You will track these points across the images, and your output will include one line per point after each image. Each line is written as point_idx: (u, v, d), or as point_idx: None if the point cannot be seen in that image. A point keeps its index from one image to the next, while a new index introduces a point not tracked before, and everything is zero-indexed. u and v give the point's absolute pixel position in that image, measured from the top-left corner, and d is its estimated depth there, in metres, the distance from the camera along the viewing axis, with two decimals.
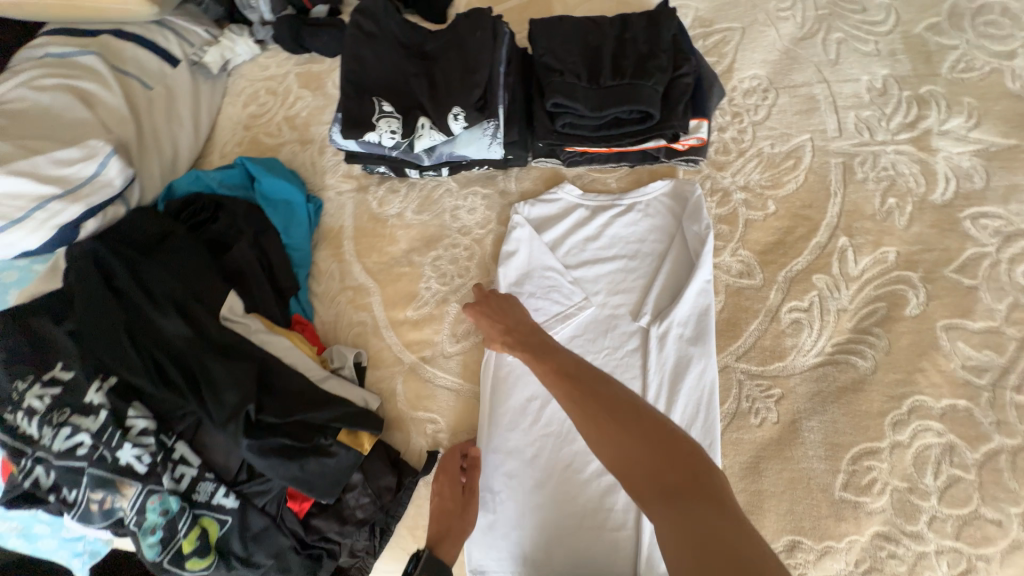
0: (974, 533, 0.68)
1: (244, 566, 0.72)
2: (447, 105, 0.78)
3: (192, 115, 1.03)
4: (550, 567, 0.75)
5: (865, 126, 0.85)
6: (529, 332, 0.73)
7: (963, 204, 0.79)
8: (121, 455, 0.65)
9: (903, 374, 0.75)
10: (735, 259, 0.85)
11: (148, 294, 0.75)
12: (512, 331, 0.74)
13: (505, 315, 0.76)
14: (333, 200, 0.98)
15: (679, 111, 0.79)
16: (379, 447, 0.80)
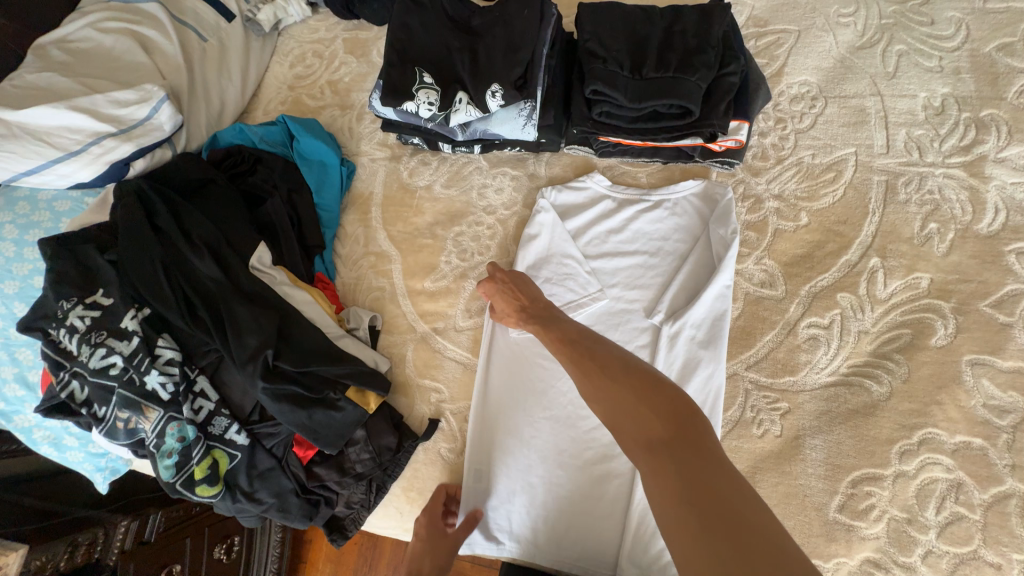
0: (970, 573, 0.67)
1: (248, 501, 0.76)
2: (487, 81, 0.78)
3: (241, 70, 1.06)
4: (534, 543, 0.78)
5: (915, 146, 0.82)
6: (538, 302, 0.74)
7: (1010, 237, 0.75)
8: (148, 380, 0.70)
9: (918, 405, 0.73)
10: (758, 268, 0.83)
11: (185, 235, 0.79)
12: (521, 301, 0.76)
13: (515, 286, 0.77)
14: (366, 166, 1.01)
15: (720, 110, 0.78)
16: (384, 409, 0.83)
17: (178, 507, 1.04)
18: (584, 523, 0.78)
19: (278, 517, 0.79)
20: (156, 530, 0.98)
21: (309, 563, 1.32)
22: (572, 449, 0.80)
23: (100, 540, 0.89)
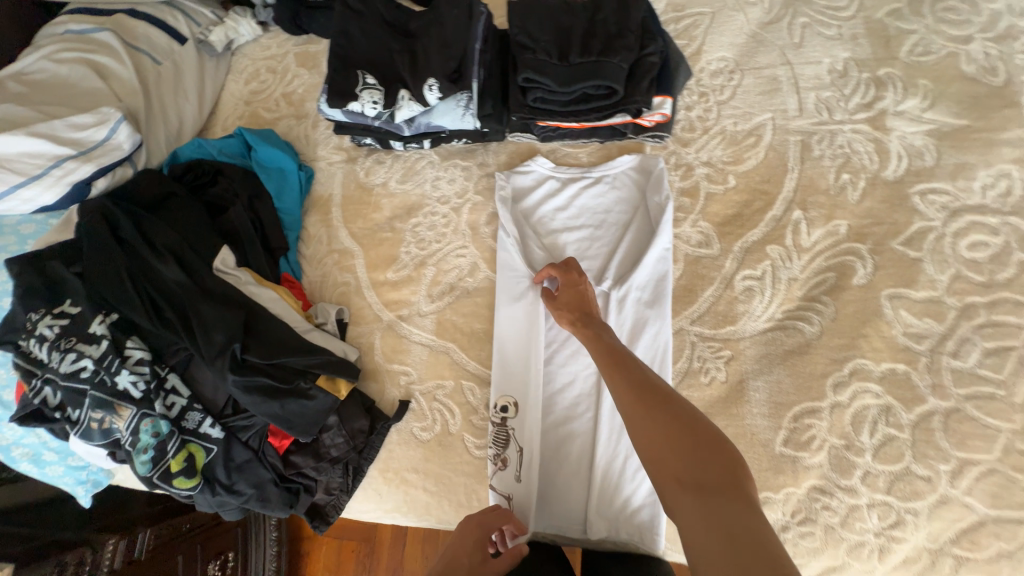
0: (905, 488, 0.72)
1: (227, 492, 0.80)
2: (424, 77, 0.84)
3: (197, 89, 1.11)
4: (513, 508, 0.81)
5: (825, 107, 0.89)
6: (590, 314, 0.73)
7: (913, 180, 0.83)
8: (119, 380, 0.73)
9: (846, 339, 0.79)
10: (694, 230, 0.89)
11: (149, 244, 0.83)
12: (573, 308, 0.75)
13: (575, 292, 0.78)
14: (324, 170, 1.05)
15: (642, 87, 0.84)
16: (355, 395, 0.87)
17: (167, 524, 1.05)
18: (557, 485, 0.82)
19: (259, 507, 0.82)
20: (147, 545, 0.99)
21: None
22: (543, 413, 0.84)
23: (87, 560, 0.90)
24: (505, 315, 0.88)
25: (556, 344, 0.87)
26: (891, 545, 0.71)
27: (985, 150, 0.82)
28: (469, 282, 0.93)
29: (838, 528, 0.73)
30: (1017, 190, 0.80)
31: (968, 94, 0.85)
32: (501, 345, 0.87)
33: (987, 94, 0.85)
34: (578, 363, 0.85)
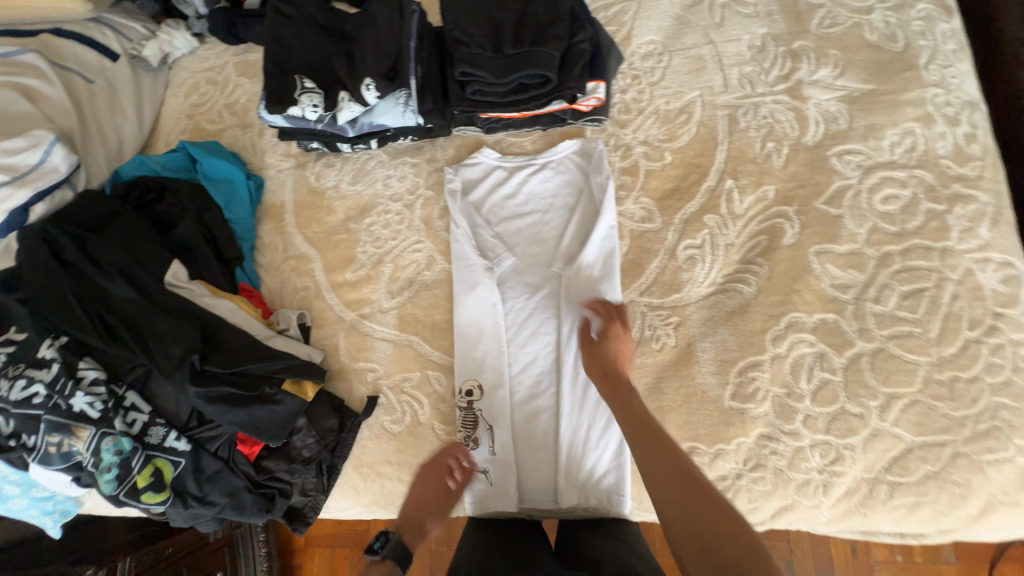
0: (841, 426, 0.78)
1: (200, 504, 0.80)
2: (361, 77, 0.86)
3: (135, 106, 1.09)
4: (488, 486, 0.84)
5: (747, 81, 0.95)
6: (620, 374, 0.76)
7: (831, 143, 0.89)
8: (75, 402, 0.73)
9: (781, 296, 0.84)
10: (637, 206, 0.93)
11: (96, 264, 0.83)
12: (601, 365, 0.78)
13: (609, 347, 0.78)
14: (274, 177, 1.05)
15: (575, 73, 0.88)
16: (323, 396, 0.88)
17: (148, 550, 1.03)
18: (528, 463, 0.85)
19: (234, 515, 0.83)
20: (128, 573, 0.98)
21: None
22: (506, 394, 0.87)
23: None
24: (462, 304, 0.91)
25: (514, 327, 0.90)
26: (833, 480, 0.77)
27: (890, 111, 0.89)
28: (427, 275, 0.95)
29: (786, 470, 0.79)
30: (921, 146, 0.87)
31: (873, 60, 0.92)
32: (459, 334, 0.90)
33: (889, 60, 0.92)
34: (536, 343, 0.89)
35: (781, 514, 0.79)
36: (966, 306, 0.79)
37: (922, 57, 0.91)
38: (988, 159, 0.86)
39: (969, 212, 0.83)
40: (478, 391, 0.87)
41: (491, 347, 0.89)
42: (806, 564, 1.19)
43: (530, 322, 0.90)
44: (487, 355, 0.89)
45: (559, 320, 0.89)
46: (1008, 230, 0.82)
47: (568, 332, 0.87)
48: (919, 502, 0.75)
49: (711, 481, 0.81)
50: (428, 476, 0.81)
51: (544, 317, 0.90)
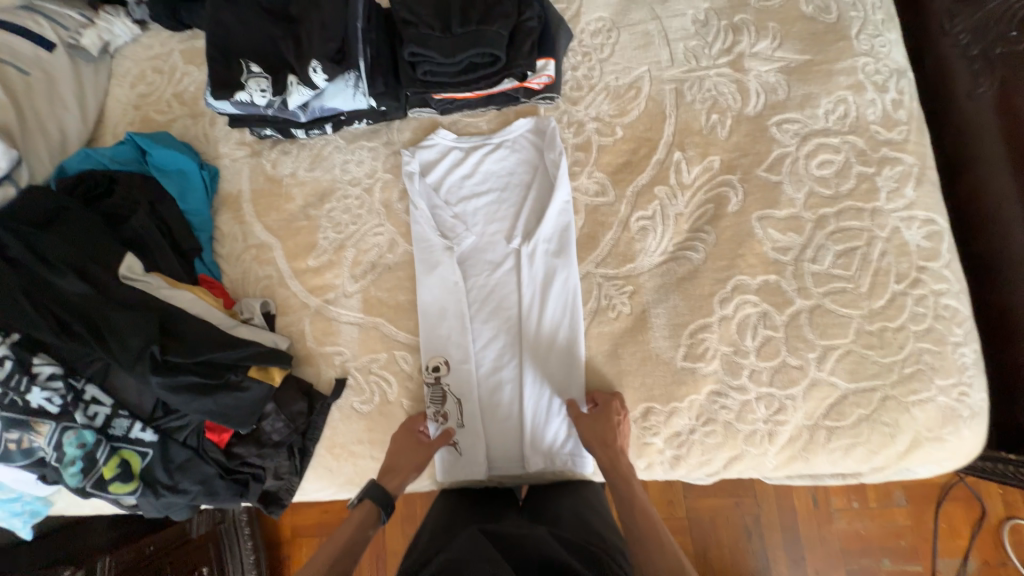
0: (784, 378, 0.84)
1: (171, 492, 0.81)
2: (307, 59, 0.85)
3: (76, 98, 1.05)
4: (458, 456, 0.88)
5: (692, 55, 0.98)
6: (617, 449, 0.79)
7: (771, 113, 0.94)
8: (31, 398, 0.74)
9: (727, 261, 0.89)
10: (591, 180, 0.96)
11: (44, 261, 0.82)
12: (596, 435, 0.81)
13: (613, 419, 0.82)
14: (229, 167, 1.04)
15: (524, 51, 0.89)
16: (291, 380, 0.89)
17: (132, 547, 1.03)
18: (495, 433, 0.89)
19: (208, 502, 0.84)
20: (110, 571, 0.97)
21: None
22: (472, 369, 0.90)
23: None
24: (425, 283, 0.93)
25: (477, 304, 0.93)
26: (778, 428, 0.83)
27: (824, 80, 0.94)
28: (389, 258, 0.97)
29: (734, 422, 0.84)
30: (853, 113, 0.92)
31: (808, 32, 0.96)
32: (423, 313, 0.92)
33: (824, 31, 0.96)
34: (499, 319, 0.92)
35: (732, 464, 0.85)
36: (893, 261, 0.86)
37: (854, 27, 0.96)
38: (913, 123, 0.91)
39: (896, 173, 0.89)
40: (443, 367, 0.89)
41: (455, 323, 0.91)
42: (771, 517, 1.27)
43: (493, 298, 0.93)
44: (452, 332, 0.91)
45: (520, 295, 0.92)
46: (931, 188, 0.88)
47: (528, 306, 0.90)
48: (854, 443, 0.82)
49: (667, 437, 0.85)
50: (401, 433, 0.86)
51: (506, 292, 0.93)
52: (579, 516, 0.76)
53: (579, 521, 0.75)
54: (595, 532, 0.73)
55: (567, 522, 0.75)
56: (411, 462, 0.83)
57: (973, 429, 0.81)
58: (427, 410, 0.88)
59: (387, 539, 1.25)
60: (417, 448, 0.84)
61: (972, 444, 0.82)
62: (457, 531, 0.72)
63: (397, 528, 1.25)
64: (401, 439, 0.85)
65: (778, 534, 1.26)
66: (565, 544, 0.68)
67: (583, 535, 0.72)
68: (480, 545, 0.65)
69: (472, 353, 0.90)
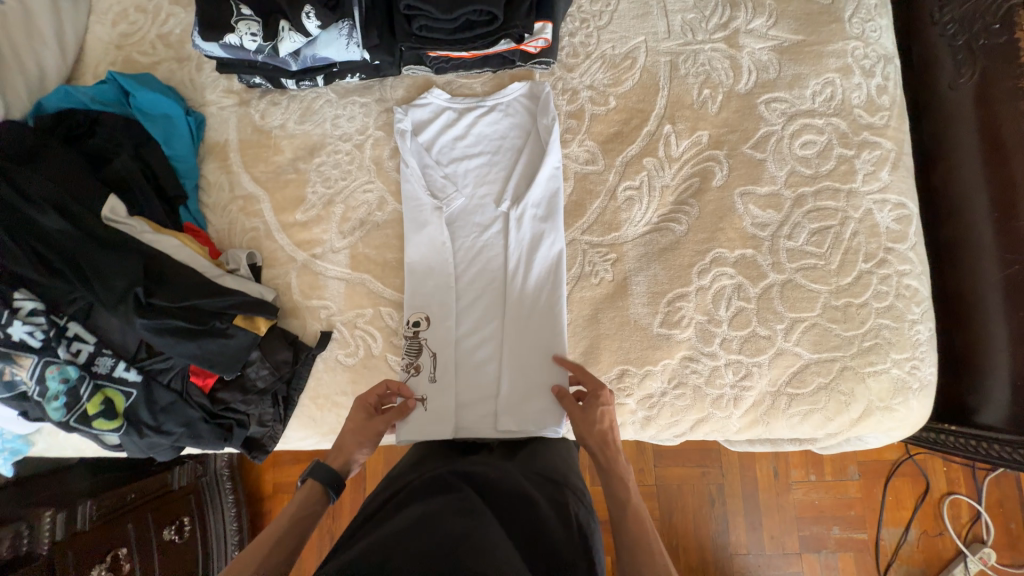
0: (752, 346, 0.88)
1: (155, 432, 0.84)
2: (300, 4, 0.83)
3: (54, 32, 1.01)
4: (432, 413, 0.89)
5: (689, 28, 0.99)
6: (608, 444, 0.76)
7: (761, 91, 0.95)
8: (13, 331, 0.76)
9: (707, 234, 0.92)
10: (582, 148, 0.97)
11: (23, 197, 0.80)
12: (588, 427, 0.78)
13: (601, 412, 0.78)
14: (216, 115, 1.02)
15: (522, 12, 0.88)
16: (277, 330, 0.90)
17: (114, 493, 1.04)
18: (467, 392, 0.91)
19: (192, 444, 0.86)
20: (90, 517, 0.98)
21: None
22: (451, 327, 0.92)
23: (25, 535, 0.88)
24: (412, 240, 0.94)
25: (461, 265, 0.95)
26: (743, 393, 0.88)
27: (815, 62, 0.95)
28: (378, 216, 0.97)
29: (703, 387, 0.89)
30: (839, 95, 0.94)
31: (804, 12, 0.98)
32: (409, 269, 0.93)
33: (818, 12, 0.97)
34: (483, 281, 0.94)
35: (698, 426, 0.90)
36: (863, 241, 0.90)
37: (847, 10, 0.97)
38: (895, 109, 0.94)
39: (874, 156, 0.92)
40: (424, 321, 0.92)
41: (439, 282, 0.93)
42: (734, 486, 1.34)
43: (478, 260, 0.95)
44: (436, 291, 0.93)
45: (505, 259, 0.94)
46: (905, 173, 0.92)
47: (513, 270, 0.92)
48: (811, 409, 0.88)
49: (639, 399, 0.90)
50: (355, 407, 0.83)
51: (491, 257, 0.95)
52: (536, 450, 0.82)
53: (537, 456, 0.80)
54: (554, 466, 0.78)
55: (524, 453, 0.81)
56: (357, 440, 0.79)
57: (920, 401, 0.88)
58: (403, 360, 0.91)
59: (367, 475, 1.33)
60: (369, 422, 0.81)
61: (918, 414, 0.88)
62: (425, 472, 0.73)
63: (381, 464, 1.33)
64: (355, 415, 0.82)
65: (739, 501, 1.34)
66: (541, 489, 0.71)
67: (542, 469, 0.76)
68: (452, 488, 0.66)
69: (453, 312, 0.93)
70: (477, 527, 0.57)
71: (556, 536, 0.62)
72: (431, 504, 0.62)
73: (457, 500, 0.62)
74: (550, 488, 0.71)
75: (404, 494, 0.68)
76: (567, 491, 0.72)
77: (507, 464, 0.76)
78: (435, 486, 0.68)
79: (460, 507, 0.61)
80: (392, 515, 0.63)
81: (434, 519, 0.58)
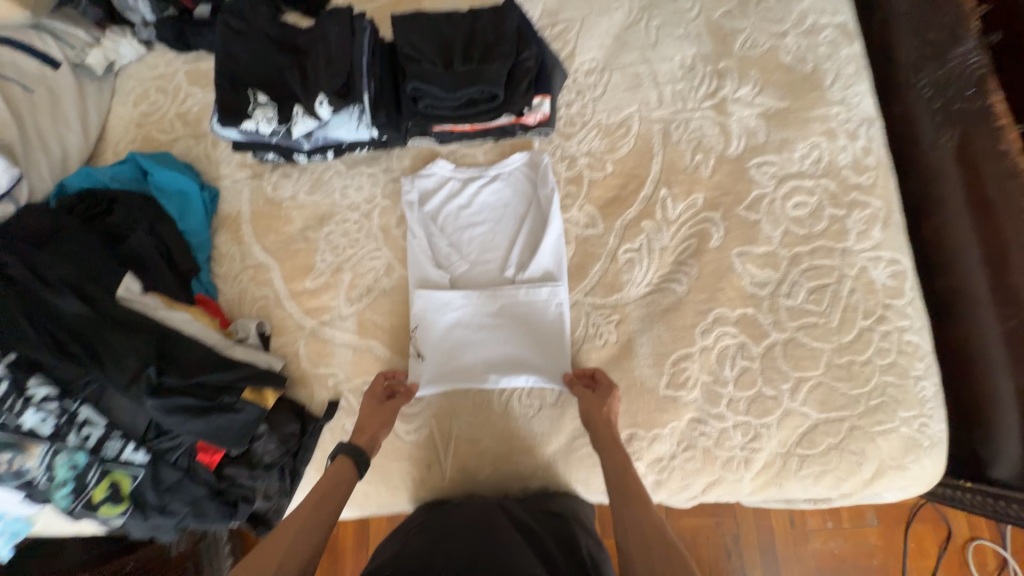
0: (759, 407, 0.89)
1: (161, 514, 0.83)
2: (314, 92, 0.89)
3: (79, 114, 1.07)
4: (442, 377, 0.93)
5: (679, 98, 1.05)
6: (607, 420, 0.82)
7: (750, 155, 1.00)
8: (26, 420, 0.77)
9: (708, 294, 0.94)
10: (581, 213, 1.01)
11: (42, 279, 0.83)
12: (593, 408, 0.84)
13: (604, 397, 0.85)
14: (229, 188, 1.07)
15: (521, 89, 0.94)
16: (284, 401, 0.91)
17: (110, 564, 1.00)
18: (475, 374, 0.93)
19: (197, 522, 0.85)
20: None
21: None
22: (466, 387, 0.93)
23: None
24: (419, 313, 0.95)
25: (471, 327, 0.96)
26: (753, 455, 0.88)
27: (801, 127, 1.00)
28: (385, 282, 0.99)
29: (712, 448, 0.88)
30: (826, 158, 0.99)
31: (787, 80, 1.03)
32: (418, 342, 0.94)
33: (800, 80, 1.03)
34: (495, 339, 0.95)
35: (710, 488, 0.89)
36: (861, 299, 0.92)
37: (827, 78, 1.03)
38: (881, 170, 0.98)
39: (864, 216, 0.95)
40: (439, 386, 0.92)
41: (450, 346, 0.94)
42: (750, 535, 1.31)
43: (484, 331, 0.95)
44: (445, 360, 0.94)
45: (512, 332, 0.95)
46: (896, 231, 0.95)
47: (521, 342, 0.94)
48: (823, 470, 0.87)
49: (649, 462, 0.89)
50: (368, 398, 0.88)
51: (499, 328, 0.95)
52: (541, 496, 0.88)
53: (545, 497, 0.88)
54: (562, 505, 0.85)
55: (532, 497, 0.88)
56: (380, 421, 0.85)
57: (933, 459, 0.87)
58: (425, 340, 0.95)
59: (373, 528, 1.30)
60: (384, 408, 0.87)
61: (932, 472, 0.87)
62: (440, 508, 0.82)
63: (384, 521, 1.30)
64: (371, 402, 0.88)
65: (756, 552, 1.30)
66: (549, 525, 0.78)
67: (549, 506, 0.84)
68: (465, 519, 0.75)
69: (467, 373, 0.93)
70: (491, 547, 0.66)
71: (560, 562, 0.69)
72: (444, 537, 0.70)
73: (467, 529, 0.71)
74: (560, 526, 0.78)
75: (422, 528, 0.76)
76: (573, 526, 0.79)
77: (516, 503, 0.83)
78: (447, 521, 0.75)
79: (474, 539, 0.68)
80: (410, 543, 0.72)
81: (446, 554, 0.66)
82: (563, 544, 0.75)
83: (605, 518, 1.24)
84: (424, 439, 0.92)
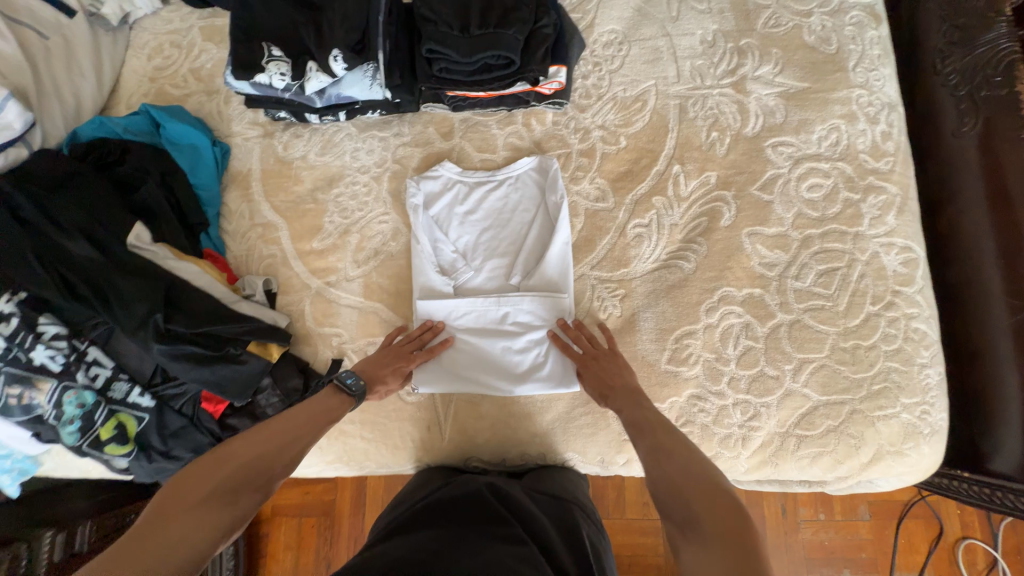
0: (760, 386, 0.89)
1: (164, 458, 0.85)
2: (328, 47, 0.89)
3: (93, 64, 1.06)
4: (443, 377, 0.91)
5: (698, 74, 1.03)
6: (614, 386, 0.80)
7: (767, 135, 0.98)
8: (36, 355, 0.79)
9: (715, 272, 0.93)
10: (592, 186, 1.00)
11: (55, 222, 0.84)
12: (600, 374, 0.83)
13: (611, 362, 0.84)
14: (240, 145, 1.06)
15: (537, 57, 0.92)
16: (288, 357, 0.92)
17: (114, 512, 1.02)
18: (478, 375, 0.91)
19: None
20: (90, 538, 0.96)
21: (269, 557, 1.32)
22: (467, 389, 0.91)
23: (24, 555, 0.85)
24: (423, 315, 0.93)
25: (475, 330, 0.93)
26: (751, 433, 0.88)
27: (820, 108, 0.99)
28: (392, 246, 0.99)
29: (711, 425, 0.89)
30: (844, 141, 0.97)
31: (809, 60, 1.01)
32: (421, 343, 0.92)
33: (823, 60, 1.01)
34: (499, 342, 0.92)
35: None
36: (871, 284, 0.91)
37: (851, 60, 1.01)
38: (899, 155, 0.96)
39: (880, 201, 0.94)
40: (439, 388, 0.90)
41: (453, 349, 0.92)
42: None
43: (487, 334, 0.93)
44: (447, 361, 0.91)
45: (516, 336, 0.92)
46: (911, 218, 0.93)
47: (525, 347, 0.91)
48: (820, 452, 0.87)
49: None
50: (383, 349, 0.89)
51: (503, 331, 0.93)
52: (542, 474, 0.89)
53: (542, 479, 0.87)
54: (560, 486, 0.85)
55: (529, 478, 0.87)
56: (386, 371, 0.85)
57: (931, 446, 0.87)
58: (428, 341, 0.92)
59: (368, 496, 1.32)
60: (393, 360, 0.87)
61: (930, 459, 0.87)
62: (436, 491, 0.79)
63: (380, 488, 1.32)
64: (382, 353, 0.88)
65: None
66: (550, 514, 0.77)
67: (549, 489, 0.83)
68: (464, 514, 0.70)
69: (468, 375, 0.91)
70: (489, 552, 0.60)
71: (562, 553, 0.66)
72: (445, 535, 0.65)
73: (470, 528, 0.66)
74: (559, 512, 0.77)
75: (420, 515, 0.71)
76: (571, 510, 0.78)
77: (515, 483, 0.83)
78: (445, 515, 0.70)
79: (479, 539, 0.64)
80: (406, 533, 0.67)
81: (449, 555, 0.60)
82: (564, 532, 0.73)
83: (599, 496, 1.25)
84: (425, 401, 0.93)
